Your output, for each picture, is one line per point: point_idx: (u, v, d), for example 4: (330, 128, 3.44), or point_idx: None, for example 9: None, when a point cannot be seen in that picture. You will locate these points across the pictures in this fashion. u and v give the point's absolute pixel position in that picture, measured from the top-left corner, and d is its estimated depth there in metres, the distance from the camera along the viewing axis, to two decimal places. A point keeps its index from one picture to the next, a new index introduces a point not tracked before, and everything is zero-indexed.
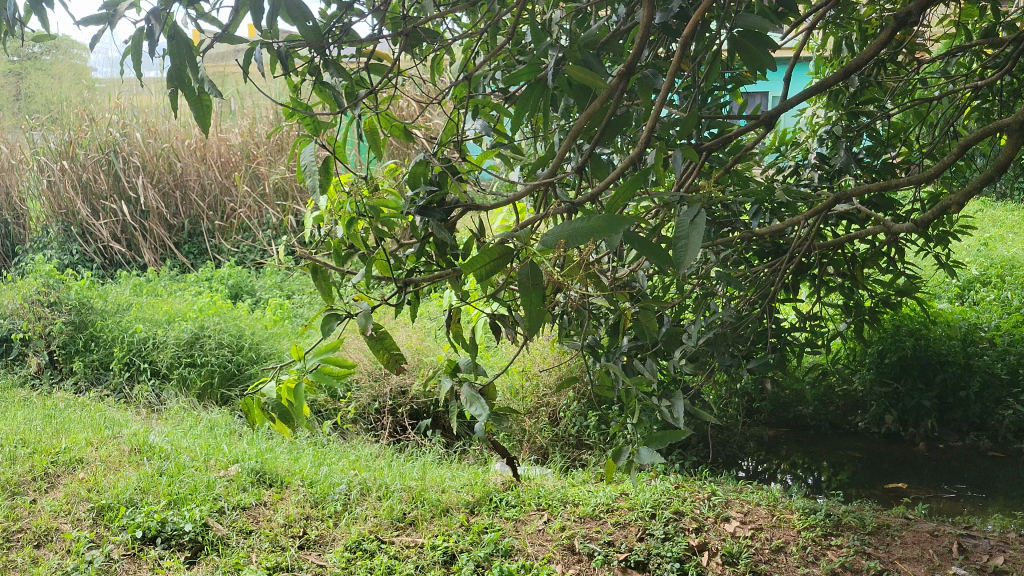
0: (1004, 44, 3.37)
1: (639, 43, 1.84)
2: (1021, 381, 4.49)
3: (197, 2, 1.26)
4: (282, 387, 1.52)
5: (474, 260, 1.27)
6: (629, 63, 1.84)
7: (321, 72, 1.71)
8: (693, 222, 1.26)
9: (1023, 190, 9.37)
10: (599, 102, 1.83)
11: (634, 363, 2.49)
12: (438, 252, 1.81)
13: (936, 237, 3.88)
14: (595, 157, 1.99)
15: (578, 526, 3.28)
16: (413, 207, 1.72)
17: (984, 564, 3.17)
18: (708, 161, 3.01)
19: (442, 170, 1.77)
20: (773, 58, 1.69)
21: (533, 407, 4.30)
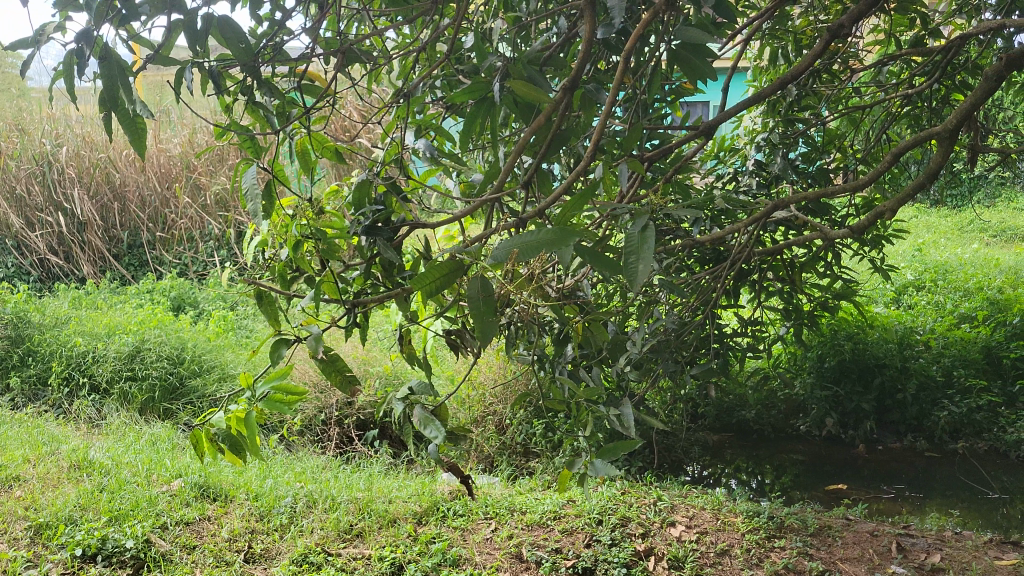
0: (934, 53, 3.48)
1: (581, 58, 1.86)
2: (955, 383, 4.62)
3: (128, 23, 1.25)
4: (233, 418, 1.49)
5: (424, 276, 1.27)
6: (572, 78, 1.86)
7: (254, 92, 1.70)
8: (642, 234, 1.27)
9: (954, 197, 9.59)
10: (544, 117, 1.84)
11: (582, 372, 2.52)
12: (384, 272, 1.81)
13: (872, 243, 3.97)
14: (541, 172, 2.01)
15: (525, 534, 3.30)
16: (358, 228, 1.72)
17: (921, 562, 3.25)
18: (648, 170, 3.05)
19: (386, 189, 1.77)
20: (712, 69, 1.72)
21: (479, 417, 4.33)
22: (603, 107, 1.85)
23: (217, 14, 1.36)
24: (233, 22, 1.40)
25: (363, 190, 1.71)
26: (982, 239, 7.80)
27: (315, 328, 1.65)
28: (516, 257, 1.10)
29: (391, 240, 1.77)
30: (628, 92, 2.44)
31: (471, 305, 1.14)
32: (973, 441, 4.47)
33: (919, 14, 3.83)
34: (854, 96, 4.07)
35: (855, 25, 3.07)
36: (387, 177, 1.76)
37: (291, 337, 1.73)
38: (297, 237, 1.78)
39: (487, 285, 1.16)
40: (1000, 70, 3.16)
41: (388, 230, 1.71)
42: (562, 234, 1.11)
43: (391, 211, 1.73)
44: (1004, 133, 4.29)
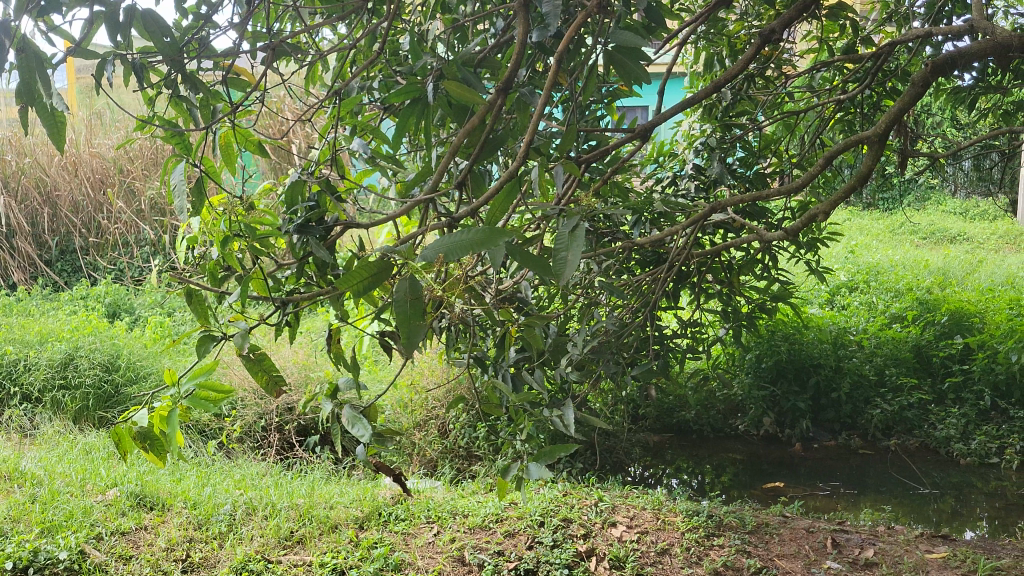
0: (864, 59, 3.57)
1: (515, 59, 1.88)
2: (887, 381, 4.73)
3: (46, 15, 1.23)
4: (157, 413, 1.47)
5: (351, 274, 1.27)
6: (506, 78, 1.87)
7: (179, 86, 1.70)
8: (572, 234, 1.29)
9: (885, 201, 9.83)
10: (477, 117, 1.85)
11: (521, 374, 2.54)
12: (318, 272, 1.80)
13: (807, 245, 4.05)
14: (475, 173, 2.01)
15: (468, 537, 3.31)
16: (290, 226, 1.71)
17: (856, 557, 3.32)
18: (587, 173, 3.08)
19: (319, 188, 1.77)
20: (646, 71, 1.75)
21: (422, 420, 4.33)
22: (538, 108, 1.86)
23: (140, 7, 1.34)
24: (157, 16, 1.39)
25: (297, 188, 1.70)
26: (913, 241, 8.00)
27: (243, 326, 1.64)
28: (446, 256, 1.11)
29: (324, 239, 1.77)
30: (565, 94, 2.45)
31: (397, 307, 1.12)
32: (904, 437, 4.58)
33: (850, 22, 3.92)
34: (788, 101, 4.15)
35: (787, 30, 3.13)
36: (320, 176, 1.75)
37: (218, 335, 1.71)
38: (228, 235, 1.76)
39: (416, 287, 1.13)
40: (926, 76, 3.25)
41: (320, 229, 1.70)
42: (493, 233, 1.13)
43: (323, 209, 1.73)
44: (932, 138, 4.41)
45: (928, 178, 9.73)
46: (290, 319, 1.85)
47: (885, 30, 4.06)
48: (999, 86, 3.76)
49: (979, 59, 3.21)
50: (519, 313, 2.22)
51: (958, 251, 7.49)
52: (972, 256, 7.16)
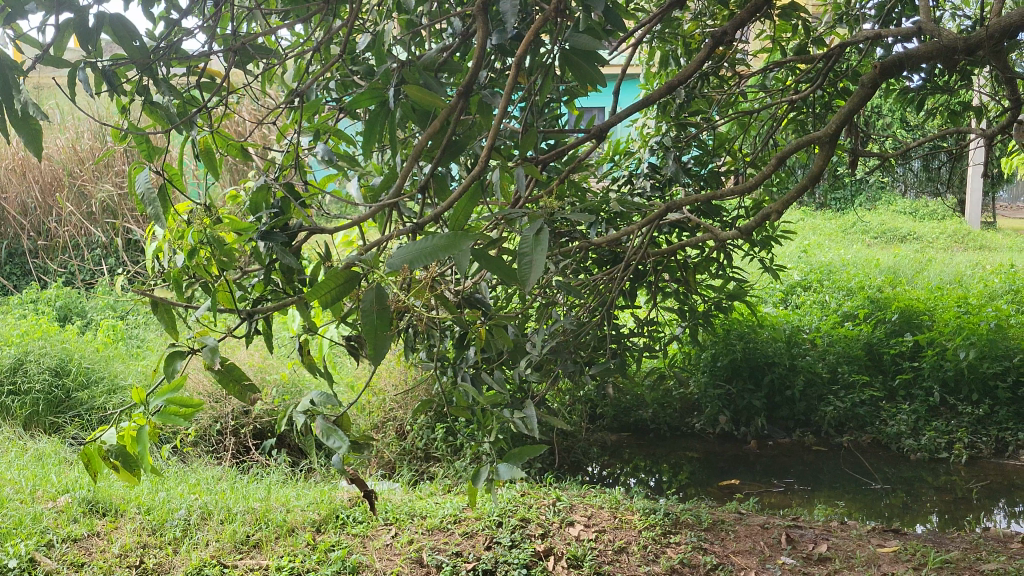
0: (816, 60, 3.62)
1: (476, 61, 1.87)
2: (840, 378, 4.80)
3: (15, 22, 1.21)
4: (123, 434, 1.43)
5: (320, 284, 1.25)
6: (467, 81, 1.87)
7: (151, 92, 1.70)
8: (536, 237, 1.28)
9: (836, 201, 9.96)
10: (440, 121, 1.84)
11: (482, 375, 2.53)
12: (283, 278, 1.79)
13: (761, 244, 4.09)
14: (438, 177, 2.00)
15: (426, 539, 3.30)
16: (254, 233, 1.71)
17: (809, 552, 3.37)
18: (544, 173, 3.09)
19: (284, 194, 1.76)
20: (602, 73, 1.76)
21: (380, 422, 4.31)
22: (500, 110, 1.85)
23: (109, 13, 1.33)
24: (127, 20, 1.37)
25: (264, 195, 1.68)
26: (863, 241, 8.12)
27: (212, 339, 1.62)
28: (409, 263, 1.10)
29: (288, 245, 1.76)
30: (522, 95, 2.45)
31: (364, 317, 1.06)
32: (857, 434, 4.65)
33: (802, 23, 3.96)
34: (742, 102, 4.19)
35: (740, 30, 3.17)
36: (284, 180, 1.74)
37: (187, 350, 1.69)
38: (194, 244, 1.75)
39: (382, 294, 1.07)
40: (875, 77, 3.30)
41: (284, 236, 1.69)
42: (456, 239, 1.12)
43: (287, 215, 1.72)
44: (882, 139, 4.48)
45: (879, 177, 9.88)
46: (257, 329, 1.83)
47: (836, 32, 4.12)
48: (946, 87, 3.83)
49: (926, 61, 3.27)
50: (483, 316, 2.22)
51: (907, 250, 7.62)
52: (920, 255, 7.28)
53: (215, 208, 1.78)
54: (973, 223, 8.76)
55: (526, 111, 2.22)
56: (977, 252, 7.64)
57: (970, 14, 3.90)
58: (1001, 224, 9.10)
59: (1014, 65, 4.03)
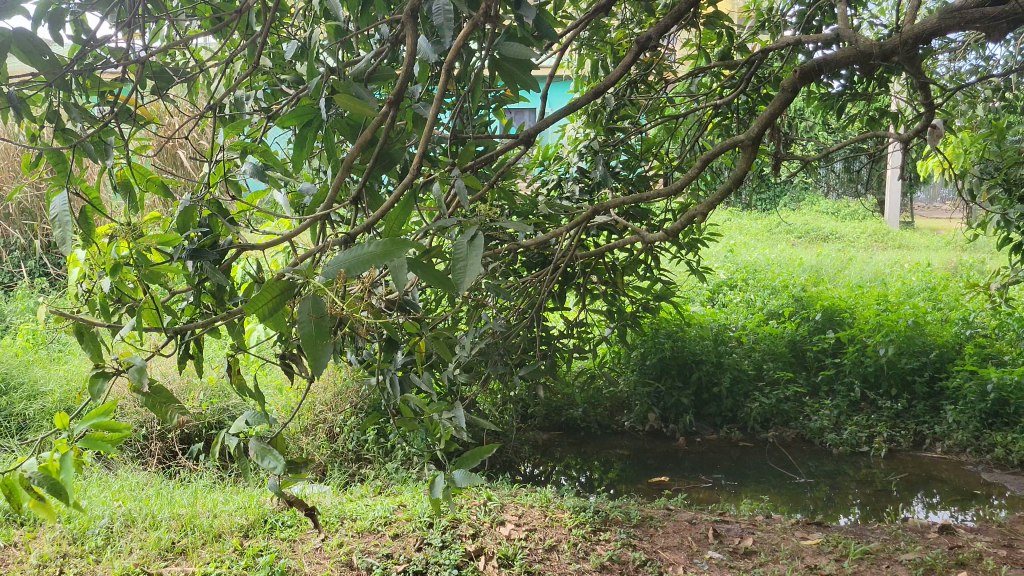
0: (738, 65, 3.69)
1: (405, 67, 1.78)
2: (765, 375, 4.92)
3: None
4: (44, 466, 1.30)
5: (259, 298, 1.16)
6: (398, 88, 1.78)
7: (62, 118, 1.70)
8: (470, 247, 1.23)
9: (761, 201, 10.14)
10: (369, 131, 1.75)
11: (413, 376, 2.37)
12: (214, 299, 1.80)
13: (688, 245, 4.16)
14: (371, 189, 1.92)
15: (356, 541, 3.30)
16: (183, 252, 1.67)
17: (735, 547, 3.43)
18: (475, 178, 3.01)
19: (210, 213, 1.73)
20: (531, 79, 1.72)
21: (310, 425, 4.28)
22: (429, 124, 1.72)
23: (10, 30, 1.30)
24: (32, 35, 1.35)
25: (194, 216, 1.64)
26: (788, 240, 8.31)
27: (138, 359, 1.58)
28: (348, 271, 1.04)
29: (218, 264, 1.76)
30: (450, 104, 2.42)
31: (301, 330, 1.01)
32: (782, 430, 4.75)
33: (725, 30, 4.03)
34: (668, 106, 4.24)
35: (664, 37, 3.16)
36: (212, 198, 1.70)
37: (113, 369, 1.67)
38: (118, 265, 1.67)
39: (322, 303, 1.03)
40: (794, 81, 3.25)
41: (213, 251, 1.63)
42: (391, 245, 1.07)
43: (218, 234, 1.71)
44: (803, 141, 4.58)
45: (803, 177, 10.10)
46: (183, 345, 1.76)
47: (758, 38, 4.20)
48: (863, 93, 3.93)
49: (845, 66, 3.25)
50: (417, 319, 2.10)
51: (829, 250, 7.81)
52: (842, 254, 7.46)
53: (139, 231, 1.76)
54: (892, 222, 9.01)
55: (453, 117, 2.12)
56: (895, 251, 7.87)
57: (886, 23, 4.02)
58: (920, 223, 9.37)
59: (928, 72, 4.16)
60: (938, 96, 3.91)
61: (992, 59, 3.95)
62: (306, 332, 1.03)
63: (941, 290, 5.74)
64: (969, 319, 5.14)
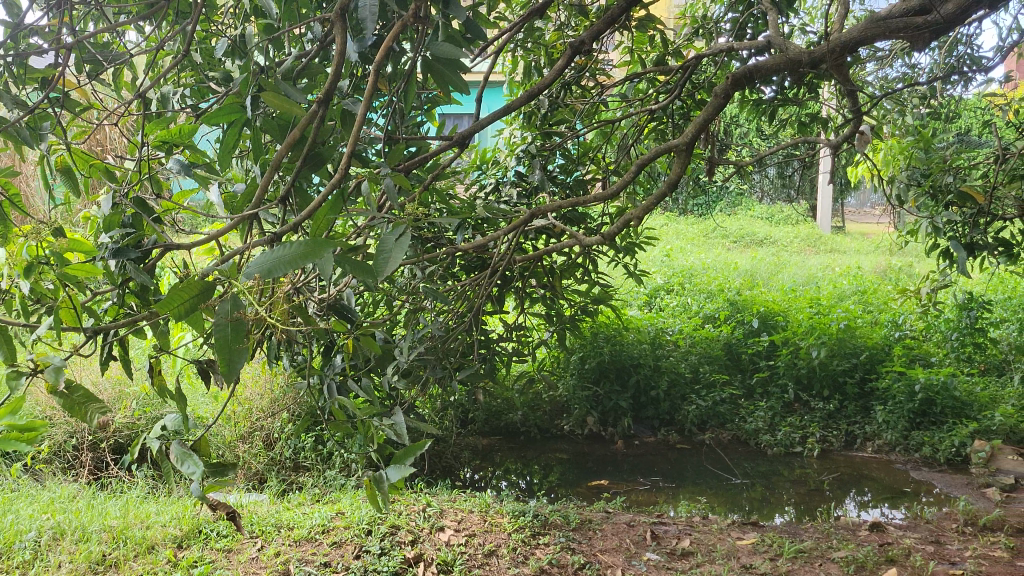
0: (673, 71, 3.71)
1: (337, 58, 1.48)
2: (701, 378, 5.02)
3: None
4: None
5: (175, 298, 0.94)
6: (329, 84, 1.49)
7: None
8: (394, 243, 1.09)
9: (700, 206, 10.27)
10: (299, 133, 1.47)
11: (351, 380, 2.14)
12: (139, 302, 1.62)
13: (625, 248, 4.17)
14: (300, 190, 1.66)
15: (293, 550, 3.26)
16: (103, 249, 1.47)
17: (673, 548, 3.46)
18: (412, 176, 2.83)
19: (137, 210, 1.52)
20: (464, 81, 1.52)
21: (246, 432, 4.21)
22: (363, 121, 1.49)
23: None
24: None
25: (117, 214, 1.44)
26: (724, 245, 8.44)
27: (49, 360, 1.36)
28: (270, 274, 0.91)
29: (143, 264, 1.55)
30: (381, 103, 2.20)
31: (220, 337, 0.89)
32: (717, 431, 4.84)
33: (659, 35, 4.04)
34: (604, 111, 4.25)
35: (597, 41, 3.13)
36: (136, 195, 1.50)
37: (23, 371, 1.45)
38: (34, 261, 1.48)
39: (243, 310, 0.90)
40: (725, 88, 3.17)
41: (138, 251, 1.43)
42: (314, 241, 0.94)
43: (145, 233, 1.50)
44: (737, 147, 4.63)
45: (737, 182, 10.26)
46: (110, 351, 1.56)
47: (693, 44, 4.23)
48: (794, 100, 3.99)
49: (774, 74, 3.17)
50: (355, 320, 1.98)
51: (764, 254, 7.94)
52: (776, 258, 7.59)
53: (59, 226, 1.57)
54: (824, 226, 9.20)
55: (386, 116, 1.92)
56: (827, 255, 8.04)
57: (815, 30, 4.07)
58: (850, 227, 9.60)
59: (858, 79, 4.22)
60: (864, 103, 3.97)
61: (917, 66, 4.04)
62: (225, 338, 0.90)
63: (871, 294, 5.90)
64: (898, 322, 5.34)
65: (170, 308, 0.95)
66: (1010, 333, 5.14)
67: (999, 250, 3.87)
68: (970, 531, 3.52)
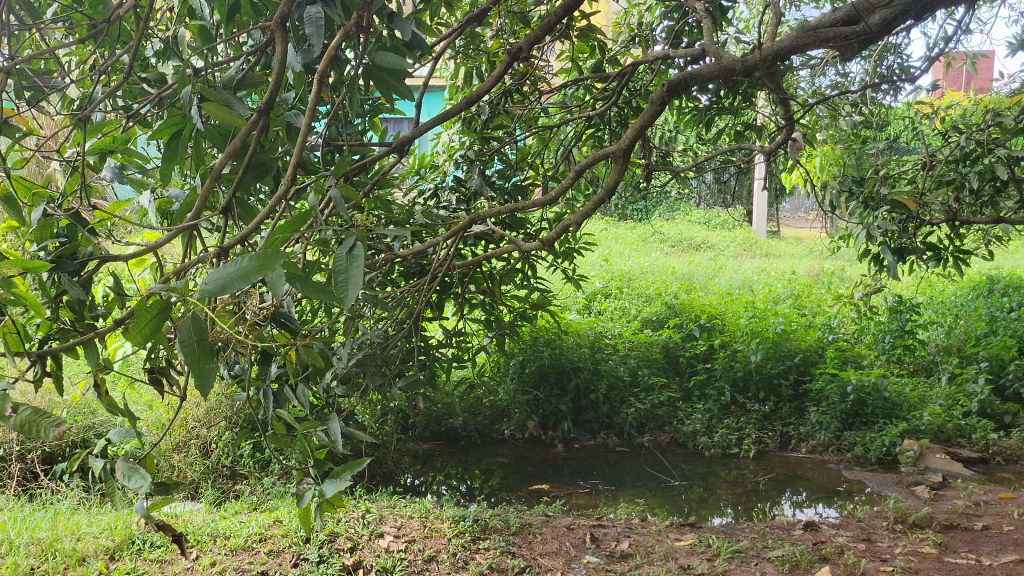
0: (610, 77, 3.73)
1: (276, 64, 1.43)
2: (640, 382, 5.07)
3: None
4: None
5: (135, 322, 0.93)
6: (270, 92, 1.45)
7: None
8: (351, 255, 1.04)
9: (637, 211, 10.35)
10: (240, 142, 1.42)
11: (289, 391, 2.07)
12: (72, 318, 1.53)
13: (565, 253, 4.19)
14: (241, 202, 1.61)
15: (229, 560, 3.21)
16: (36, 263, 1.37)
17: (611, 550, 3.48)
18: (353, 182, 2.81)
19: (72, 221, 1.43)
20: (408, 87, 1.48)
21: (181, 441, 4.13)
22: (305, 129, 1.45)
23: None
24: None
25: (51, 225, 1.36)
26: (662, 250, 8.54)
27: None
28: (222, 293, 0.87)
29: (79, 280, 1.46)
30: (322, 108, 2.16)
31: (183, 354, 0.88)
32: (656, 434, 4.90)
33: (598, 43, 4.07)
34: (543, 117, 4.27)
35: (533, 48, 3.14)
36: (69, 207, 1.42)
37: None
38: None
39: (204, 324, 0.89)
40: (662, 96, 3.18)
41: (73, 264, 1.36)
42: (269, 255, 0.89)
43: (79, 245, 1.41)
44: (674, 154, 4.69)
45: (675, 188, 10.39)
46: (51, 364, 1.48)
47: (630, 52, 4.27)
48: (730, 108, 4.05)
49: (709, 82, 3.15)
50: (294, 331, 1.94)
51: (701, 258, 8.05)
52: (711, 263, 7.69)
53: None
54: (758, 231, 9.36)
55: (328, 122, 1.89)
56: (762, 259, 8.18)
57: (749, 39, 4.14)
58: (784, 233, 9.78)
59: (792, 88, 4.30)
60: (797, 110, 4.05)
61: (848, 76, 4.13)
62: (189, 353, 0.89)
63: (805, 297, 6.02)
64: (832, 325, 5.45)
65: (127, 332, 0.92)
66: (938, 336, 5.29)
67: (927, 255, 3.97)
68: (900, 528, 3.60)
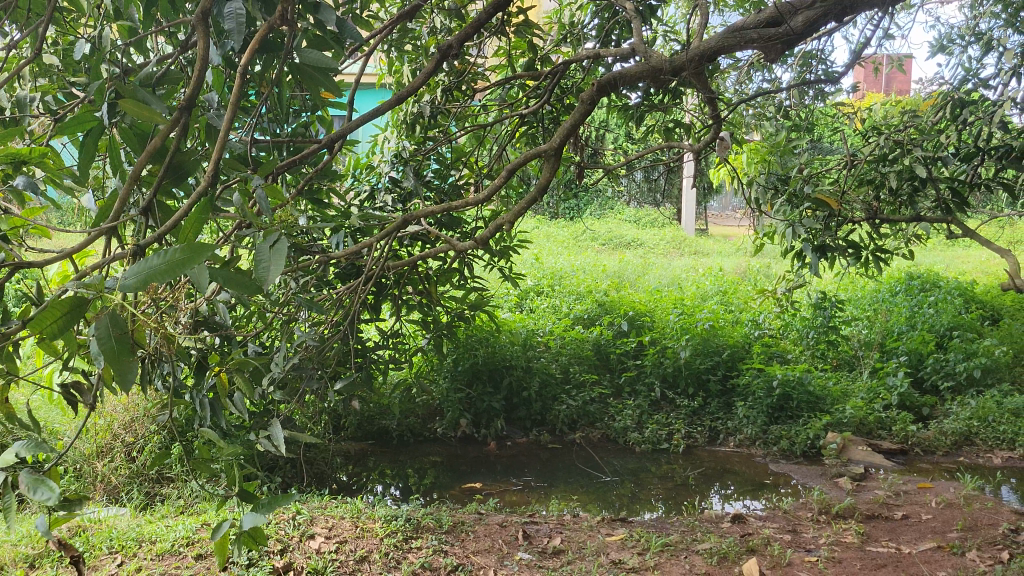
0: (542, 75, 3.73)
1: (198, 63, 1.38)
2: (572, 379, 5.11)
3: None
4: None
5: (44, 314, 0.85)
6: (192, 89, 1.40)
7: None
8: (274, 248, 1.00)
9: (568, 211, 10.36)
10: (159, 143, 1.37)
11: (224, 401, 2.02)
12: None
13: (499, 251, 4.20)
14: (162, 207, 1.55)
15: (155, 564, 3.14)
16: None
17: (544, 546, 3.49)
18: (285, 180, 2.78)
19: None
20: (337, 84, 1.44)
21: (106, 446, 4.03)
22: (230, 130, 1.40)
23: None
24: None
25: None
26: (593, 248, 8.59)
27: None
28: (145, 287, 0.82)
29: None
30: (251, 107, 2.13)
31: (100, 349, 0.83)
32: (587, 431, 4.93)
33: (532, 41, 4.07)
34: (476, 115, 4.25)
35: (463, 44, 3.10)
36: None
37: None
38: None
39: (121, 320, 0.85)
40: (591, 95, 3.19)
41: None
42: (198, 247, 0.84)
43: None
44: (606, 153, 4.73)
45: (606, 186, 10.48)
46: None
47: (562, 50, 4.28)
48: (660, 105, 4.09)
49: (637, 81, 3.17)
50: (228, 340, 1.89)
51: (632, 256, 8.13)
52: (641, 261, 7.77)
53: None
54: (687, 229, 9.49)
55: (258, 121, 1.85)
56: (692, 257, 8.30)
57: (680, 39, 4.18)
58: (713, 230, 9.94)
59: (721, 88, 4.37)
60: (725, 110, 4.12)
61: (775, 78, 4.22)
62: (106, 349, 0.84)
63: (732, 294, 6.13)
64: (758, 321, 5.57)
65: (39, 323, 0.85)
66: (861, 331, 5.43)
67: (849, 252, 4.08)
68: (824, 519, 3.69)
